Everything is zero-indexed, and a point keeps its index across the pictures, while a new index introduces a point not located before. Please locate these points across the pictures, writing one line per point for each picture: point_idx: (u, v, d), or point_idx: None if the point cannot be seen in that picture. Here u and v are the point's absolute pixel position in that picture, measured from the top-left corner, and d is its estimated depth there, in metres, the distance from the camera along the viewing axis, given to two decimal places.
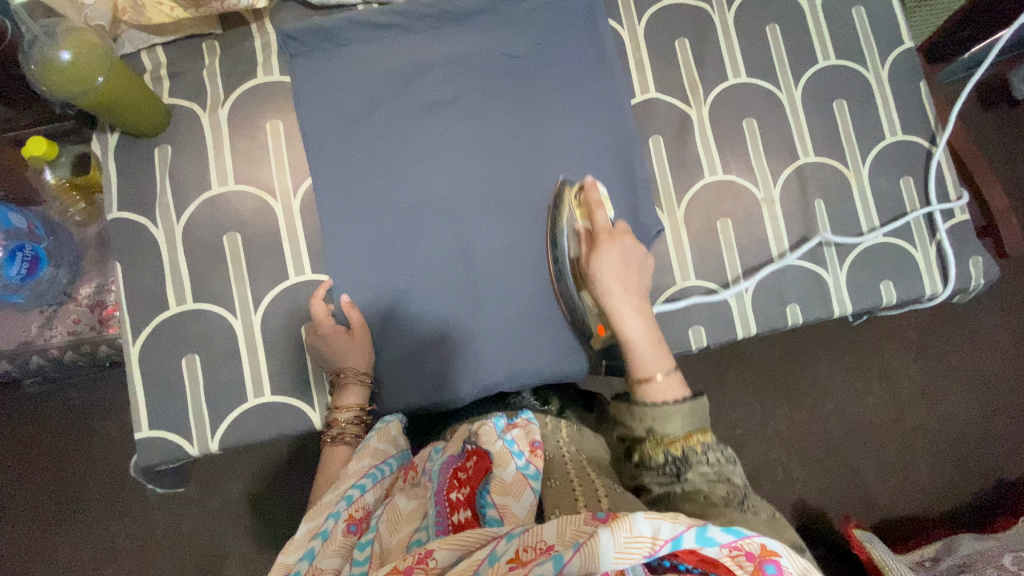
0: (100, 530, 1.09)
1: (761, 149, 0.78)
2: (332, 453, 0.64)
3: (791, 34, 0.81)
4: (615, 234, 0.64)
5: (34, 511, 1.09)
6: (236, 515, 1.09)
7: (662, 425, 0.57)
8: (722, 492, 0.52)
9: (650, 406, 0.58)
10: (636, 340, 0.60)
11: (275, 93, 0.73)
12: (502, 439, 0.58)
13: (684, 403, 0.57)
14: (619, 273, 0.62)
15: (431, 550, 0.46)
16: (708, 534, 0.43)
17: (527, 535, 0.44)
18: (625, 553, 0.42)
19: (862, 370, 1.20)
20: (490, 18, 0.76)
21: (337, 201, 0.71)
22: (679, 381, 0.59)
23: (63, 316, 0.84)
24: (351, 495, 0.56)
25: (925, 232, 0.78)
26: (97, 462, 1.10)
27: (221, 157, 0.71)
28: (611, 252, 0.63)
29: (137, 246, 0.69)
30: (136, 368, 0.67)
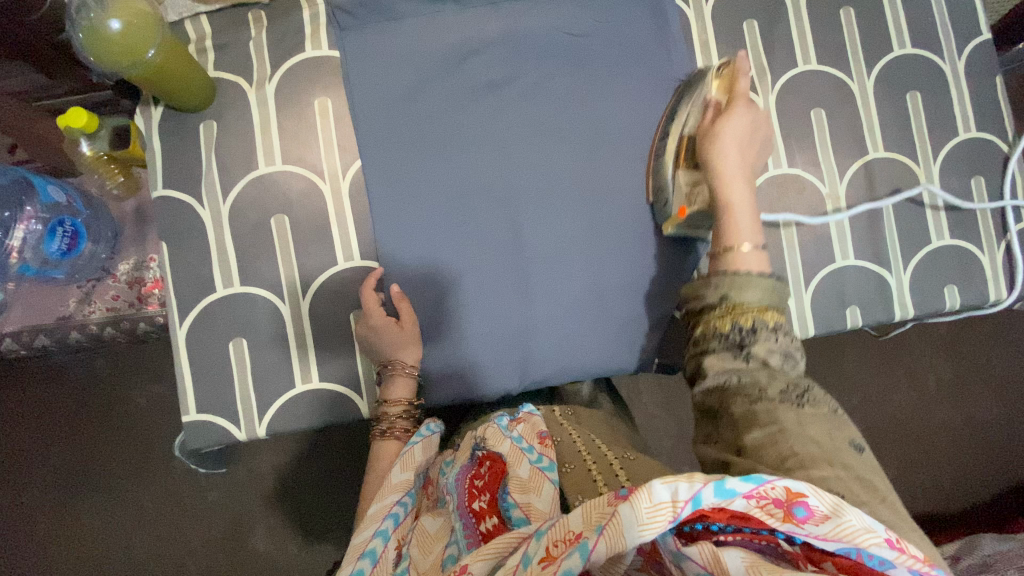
0: (134, 500, 1.10)
1: (828, 142, 0.74)
2: (381, 451, 0.63)
3: (866, 18, 0.76)
4: (752, 102, 0.60)
5: (68, 479, 1.10)
6: (267, 490, 1.10)
7: (738, 293, 0.52)
8: (780, 385, 0.49)
9: (730, 273, 0.54)
10: (736, 203, 0.58)
11: (323, 68, 0.70)
12: (509, 437, 0.57)
13: (767, 278, 0.53)
14: (742, 142, 0.59)
15: (465, 566, 0.42)
16: (727, 487, 0.38)
17: (555, 528, 0.40)
18: (649, 525, 0.37)
19: (898, 369, 1.18)
20: None
21: (387, 184, 0.69)
22: (764, 259, 0.55)
23: (101, 292, 0.83)
24: (396, 514, 0.54)
25: (994, 236, 0.75)
26: (130, 435, 1.11)
27: (268, 135, 0.68)
28: (741, 115, 0.59)
29: (183, 226, 0.67)
30: (183, 350, 0.66)
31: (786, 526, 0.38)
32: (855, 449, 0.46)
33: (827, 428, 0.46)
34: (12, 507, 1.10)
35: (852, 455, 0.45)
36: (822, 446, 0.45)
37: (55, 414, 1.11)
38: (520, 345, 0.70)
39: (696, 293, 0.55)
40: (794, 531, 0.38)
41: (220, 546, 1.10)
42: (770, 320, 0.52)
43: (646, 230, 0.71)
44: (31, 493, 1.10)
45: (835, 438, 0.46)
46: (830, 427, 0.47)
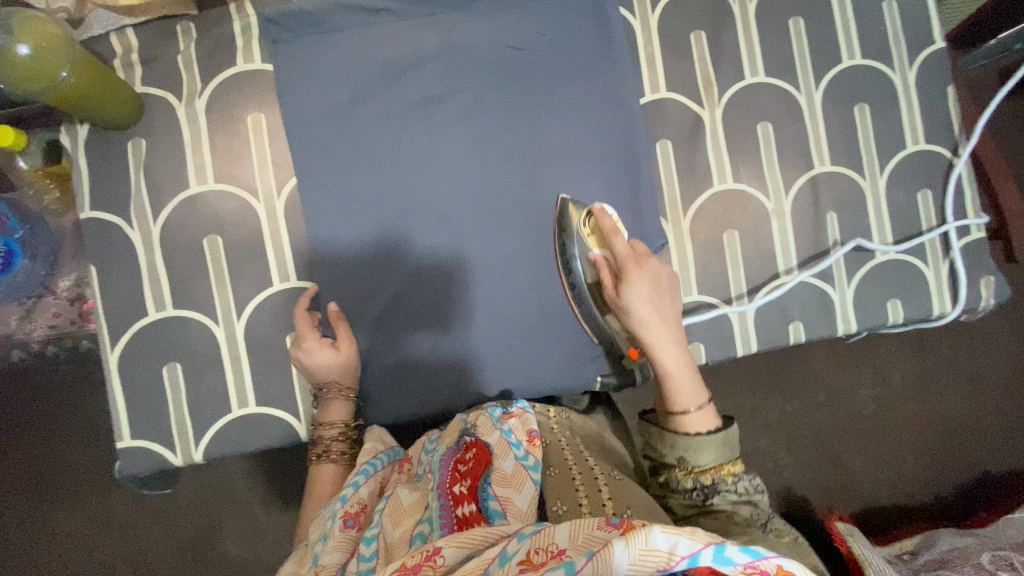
0: (91, 511, 1.10)
1: (774, 156, 0.73)
2: (319, 474, 0.63)
3: (815, 28, 0.75)
4: (638, 258, 0.58)
5: (23, 490, 1.09)
6: (227, 498, 1.10)
7: (695, 457, 0.54)
8: (747, 514, 0.52)
9: (683, 436, 0.55)
10: (672, 371, 0.56)
11: (256, 83, 0.68)
12: (499, 430, 0.57)
13: (717, 433, 0.55)
14: (651, 301, 0.57)
15: (439, 547, 0.42)
16: (726, 553, 0.38)
17: (540, 535, 0.41)
18: (637, 566, 0.38)
19: (857, 369, 1.19)
20: (490, 4, 0.70)
21: (323, 203, 0.67)
22: (712, 415, 0.56)
23: (42, 309, 0.82)
24: (346, 492, 0.55)
25: (939, 250, 0.75)
26: (85, 448, 1.09)
27: (199, 153, 0.66)
28: (639, 279, 0.57)
29: (112, 248, 0.65)
30: (115, 374, 0.65)
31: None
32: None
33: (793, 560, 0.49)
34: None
35: None
36: None
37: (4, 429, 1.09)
38: (462, 366, 0.69)
39: (654, 447, 0.57)
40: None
41: (181, 555, 1.10)
42: (727, 476, 0.54)
43: None
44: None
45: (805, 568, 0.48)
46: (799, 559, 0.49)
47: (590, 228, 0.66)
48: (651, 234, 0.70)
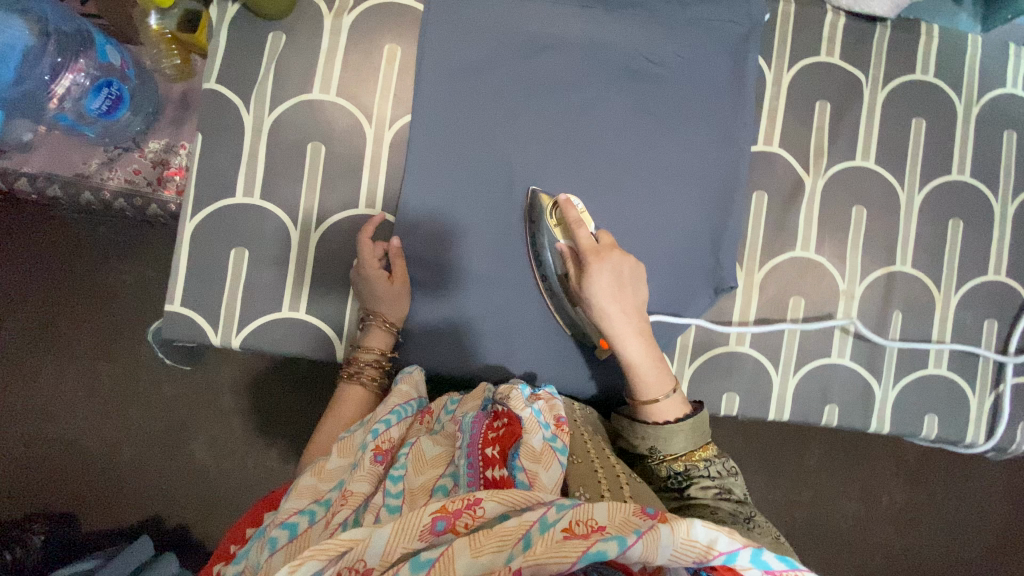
0: (86, 369, 1.13)
1: (860, 241, 0.74)
2: (346, 394, 0.64)
3: (934, 135, 0.76)
4: (601, 253, 0.59)
5: (28, 328, 1.13)
6: (214, 397, 1.14)
7: (665, 445, 0.57)
8: (728, 511, 0.53)
9: (652, 425, 0.57)
10: (636, 362, 0.58)
11: (403, 17, 0.70)
12: (531, 407, 0.56)
13: (685, 423, 0.57)
14: (615, 293, 0.58)
15: (479, 499, 0.44)
16: (763, 558, 0.41)
17: (581, 509, 0.42)
18: (679, 552, 0.41)
19: (856, 475, 1.17)
20: (642, 14, 0.71)
21: (430, 146, 0.68)
22: (680, 401, 0.58)
23: (125, 162, 0.83)
24: (377, 428, 0.56)
25: (988, 382, 0.75)
26: (108, 306, 1.14)
27: (330, 64, 0.69)
28: (602, 273, 0.58)
29: (223, 124, 0.67)
30: (186, 241, 0.67)
31: None
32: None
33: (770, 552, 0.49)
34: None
35: None
36: None
37: (43, 263, 1.13)
38: (504, 341, 0.69)
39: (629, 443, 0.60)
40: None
41: (155, 437, 1.14)
42: (697, 461, 0.57)
43: (663, 270, 0.70)
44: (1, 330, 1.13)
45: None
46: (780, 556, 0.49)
47: (557, 217, 0.65)
48: (724, 275, 0.71)
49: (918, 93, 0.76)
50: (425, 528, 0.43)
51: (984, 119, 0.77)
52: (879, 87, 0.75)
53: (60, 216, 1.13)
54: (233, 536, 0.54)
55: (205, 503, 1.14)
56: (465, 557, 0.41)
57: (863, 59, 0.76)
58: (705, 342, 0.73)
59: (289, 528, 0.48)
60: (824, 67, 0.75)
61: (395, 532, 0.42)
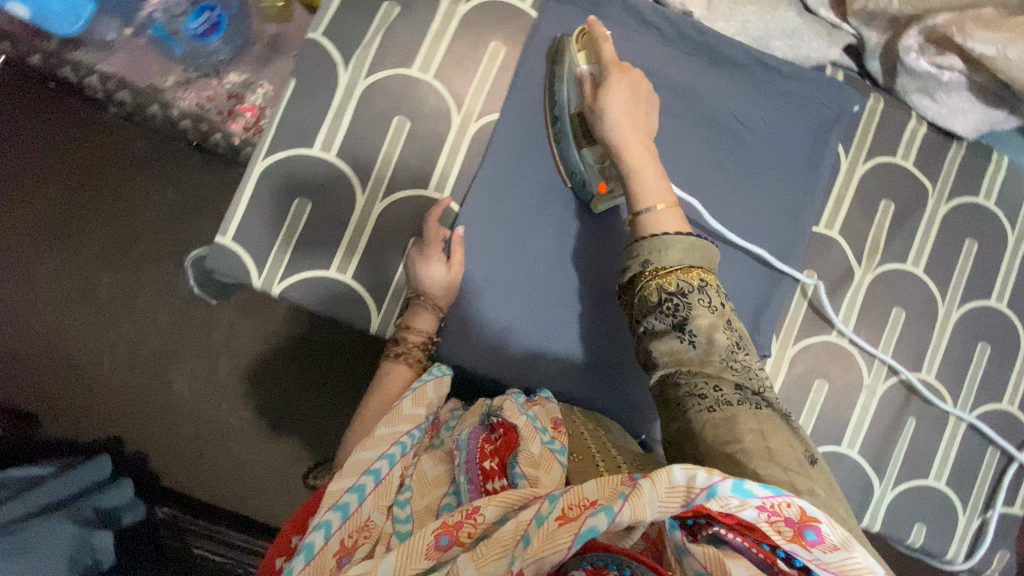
0: (89, 277, 1.15)
1: (892, 342, 0.76)
2: (390, 373, 0.63)
3: (983, 258, 0.78)
4: (624, 66, 0.59)
5: (47, 221, 1.16)
6: (208, 333, 1.16)
7: (661, 257, 0.53)
8: (732, 381, 0.50)
9: (649, 237, 0.54)
10: (641, 171, 0.57)
11: (515, 20, 0.71)
12: (526, 415, 0.57)
13: (685, 237, 0.54)
14: (629, 106, 0.58)
15: (478, 506, 0.44)
16: (744, 485, 0.38)
17: (570, 493, 0.41)
18: (665, 504, 0.38)
19: None
20: (741, 75, 0.73)
21: (511, 148, 0.69)
22: (681, 218, 0.56)
23: (201, 87, 0.83)
24: (404, 442, 0.55)
25: (979, 504, 0.77)
26: (138, 228, 1.16)
27: (435, 46, 0.69)
28: (619, 83, 0.58)
29: (318, 76, 0.68)
30: (252, 180, 0.67)
31: (794, 545, 0.37)
32: (808, 462, 0.47)
33: (775, 429, 0.48)
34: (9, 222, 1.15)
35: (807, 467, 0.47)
36: (782, 456, 0.46)
37: (88, 172, 1.16)
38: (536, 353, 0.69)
39: (624, 264, 0.56)
40: (799, 550, 0.38)
41: (140, 356, 1.16)
42: (693, 280, 0.53)
43: None
44: (30, 225, 1.15)
45: (796, 455, 0.47)
46: (784, 440, 0.47)
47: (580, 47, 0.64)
48: (758, 342, 0.72)
49: (977, 216, 0.78)
50: (430, 545, 0.43)
51: None
52: (943, 201, 0.78)
53: (117, 130, 1.17)
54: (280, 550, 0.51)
55: (173, 433, 1.15)
56: (470, 568, 0.40)
57: (934, 171, 0.78)
58: None
59: (307, 548, 0.46)
60: (897, 168, 0.77)
61: (400, 557, 0.43)
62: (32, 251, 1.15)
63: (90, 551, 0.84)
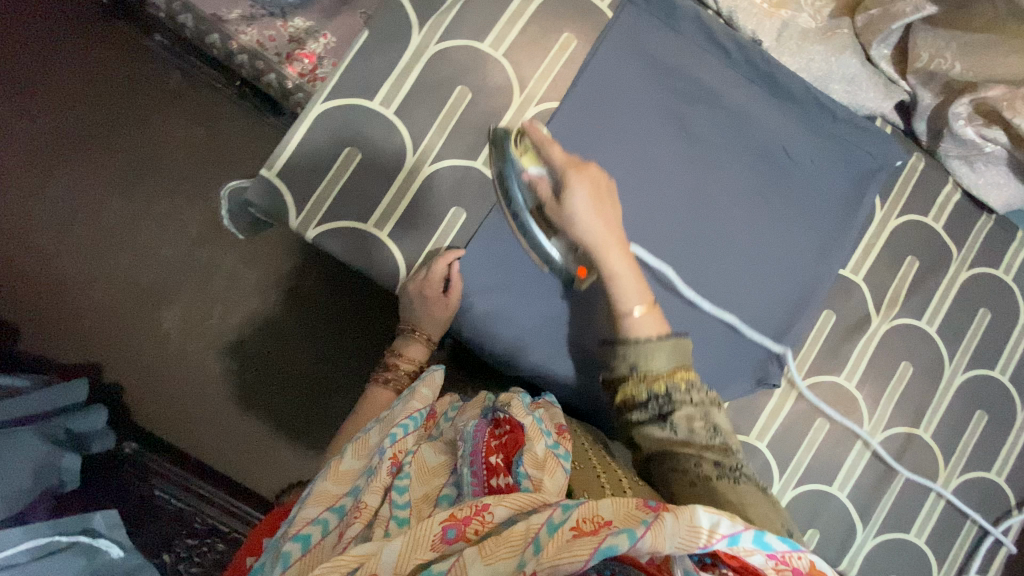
0: (105, 197, 1.14)
1: (896, 394, 0.77)
2: (379, 392, 0.74)
3: (993, 329, 0.80)
4: (576, 169, 0.63)
5: (73, 136, 1.14)
6: (214, 275, 1.15)
7: (646, 364, 0.59)
8: (712, 458, 0.56)
9: (631, 343, 0.60)
10: (620, 275, 0.62)
11: (591, 16, 0.72)
12: (533, 415, 0.57)
13: (666, 339, 0.60)
14: (593, 204, 0.62)
15: (488, 504, 0.45)
16: (765, 539, 0.44)
17: (584, 508, 0.44)
18: (685, 541, 0.43)
19: None
20: (797, 110, 0.74)
21: (566, 140, 0.70)
22: (656, 318, 0.62)
23: (265, 25, 0.83)
24: (393, 435, 0.57)
25: (953, 569, 0.78)
26: (163, 159, 1.15)
27: (510, 25, 0.70)
28: (579, 184, 0.62)
29: (390, 33, 0.68)
30: (308, 121, 0.66)
31: None
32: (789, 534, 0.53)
33: (758, 503, 0.54)
34: (34, 128, 1.13)
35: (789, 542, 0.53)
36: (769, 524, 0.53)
37: (124, 94, 1.15)
38: (555, 342, 0.70)
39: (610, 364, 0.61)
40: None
41: (141, 286, 1.14)
42: (679, 381, 0.59)
43: (719, 343, 0.72)
44: (54, 134, 1.14)
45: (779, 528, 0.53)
46: (769, 511, 0.54)
47: (523, 146, 0.65)
48: (770, 371, 0.74)
49: (993, 288, 0.81)
50: (437, 537, 0.44)
51: None
52: (964, 267, 0.80)
53: (160, 56, 1.16)
54: (249, 549, 0.58)
55: (159, 369, 1.13)
56: (477, 565, 0.42)
57: (961, 237, 0.80)
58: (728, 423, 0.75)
59: (302, 540, 0.49)
60: (926, 228, 0.79)
61: (406, 544, 0.44)
62: (52, 160, 1.13)
63: (55, 471, 0.83)
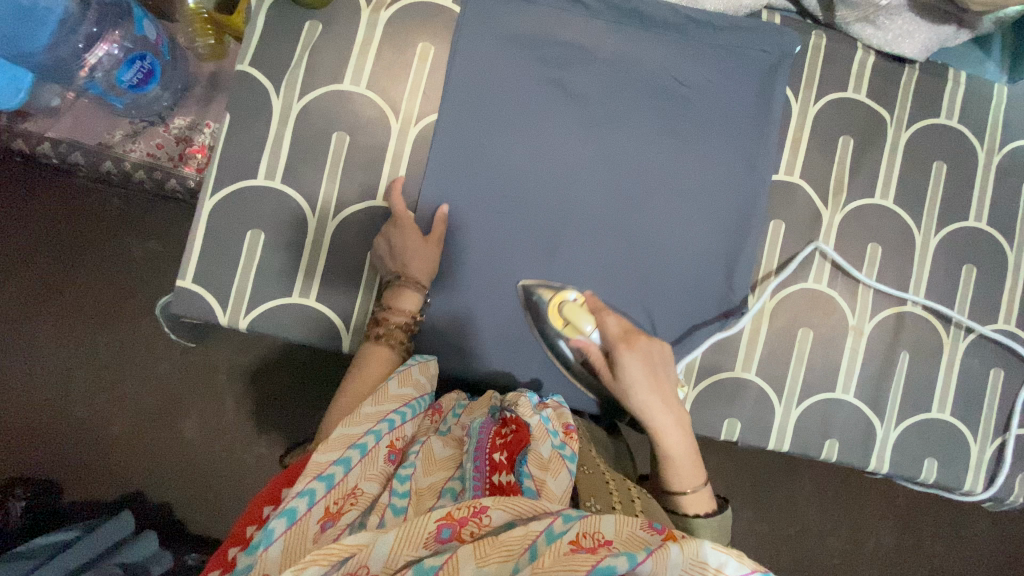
0: (87, 339, 1.10)
1: (873, 278, 0.74)
2: (375, 354, 0.63)
3: (955, 179, 0.76)
4: (631, 341, 0.58)
5: (24, 297, 1.09)
6: (214, 372, 1.11)
7: (694, 542, 0.58)
8: None
9: (681, 516, 0.58)
10: (672, 454, 0.57)
11: (439, 18, 0.71)
12: (540, 415, 0.55)
13: (714, 517, 0.58)
14: (646, 384, 0.57)
15: (486, 507, 0.43)
16: None
17: (587, 521, 0.42)
18: (688, 573, 0.39)
19: (912, 538, 1.05)
20: (675, 35, 0.72)
21: (456, 148, 0.69)
22: (707, 494, 0.58)
23: (149, 136, 0.83)
24: (391, 421, 0.54)
25: (991, 431, 0.75)
26: (102, 277, 1.09)
27: (363, 57, 0.69)
28: (630, 366, 0.57)
29: (252, 107, 0.68)
30: (203, 219, 0.67)
31: None
32: None
33: None
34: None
35: None
36: None
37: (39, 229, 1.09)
38: (510, 346, 0.69)
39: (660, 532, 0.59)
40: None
41: (147, 412, 1.10)
42: None
43: (672, 291, 0.71)
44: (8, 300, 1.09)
45: None
46: None
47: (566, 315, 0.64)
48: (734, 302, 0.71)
49: (942, 138, 0.76)
50: (431, 536, 0.42)
51: (1005, 168, 0.77)
52: (903, 128, 0.76)
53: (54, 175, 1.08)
54: (248, 518, 0.50)
55: (196, 482, 1.10)
56: (470, 566, 0.40)
57: (889, 99, 0.76)
58: (712, 365, 0.73)
59: (288, 513, 0.45)
60: (851, 103, 0.75)
61: (399, 538, 0.41)
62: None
63: None
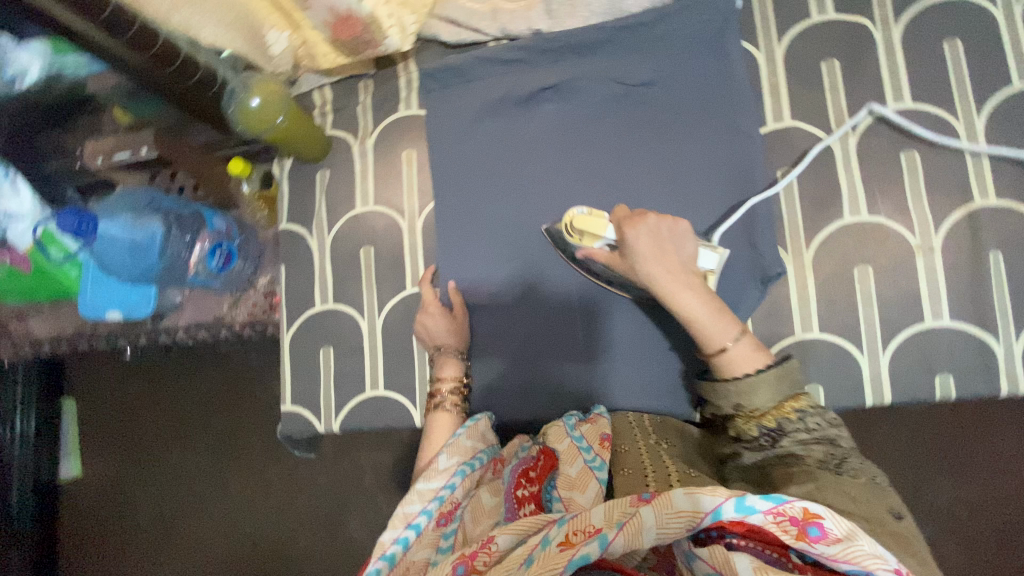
0: (258, 472, 1.30)
1: (921, 187, 0.67)
2: (434, 423, 0.68)
3: (978, 51, 0.67)
4: (631, 223, 0.59)
5: (204, 451, 1.33)
6: (351, 474, 1.24)
7: (750, 400, 0.52)
8: (817, 456, 0.49)
9: (729, 381, 0.53)
10: (697, 317, 0.55)
11: (412, 124, 0.82)
12: (571, 436, 0.59)
13: (770, 371, 0.52)
14: (657, 251, 0.58)
15: (493, 536, 0.46)
16: (748, 502, 0.39)
17: (578, 518, 0.42)
18: (664, 531, 0.40)
19: None
20: (613, 47, 0.75)
21: (456, 223, 0.78)
22: (754, 349, 0.54)
23: (245, 300, 1.03)
24: (442, 494, 0.55)
25: None
26: (252, 416, 1.31)
27: (365, 181, 0.82)
28: (635, 239, 0.58)
29: (297, 252, 0.83)
30: (287, 350, 0.82)
31: (799, 544, 0.38)
32: (894, 516, 0.44)
33: (868, 498, 0.45)
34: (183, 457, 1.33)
35: (891, 518, 0.44)
36: (857, 502, 0.45)
37: (197, 396, 1.33)
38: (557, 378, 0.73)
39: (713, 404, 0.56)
40: (805, 549, 0.39)
41: (312, 522, 1.26)
42: (792, 414, 0.51)
43: None
44: (198, 457, 1.33)
45: (884, 507, 0.45)
46: (870, 493, 0.46)
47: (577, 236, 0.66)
48: (768, 264, 0.68)
49: (942, 16, 0.69)
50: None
51: None
52: (891, 25, 0.70)
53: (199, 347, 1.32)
54: None
55: None
56: None
57: (862, 6, 0.71)
58: (771, 337, 0.69)
59: None
60: (820, 28, 0.72)
61: None
62: (190, 475, 1.33)
63: None
